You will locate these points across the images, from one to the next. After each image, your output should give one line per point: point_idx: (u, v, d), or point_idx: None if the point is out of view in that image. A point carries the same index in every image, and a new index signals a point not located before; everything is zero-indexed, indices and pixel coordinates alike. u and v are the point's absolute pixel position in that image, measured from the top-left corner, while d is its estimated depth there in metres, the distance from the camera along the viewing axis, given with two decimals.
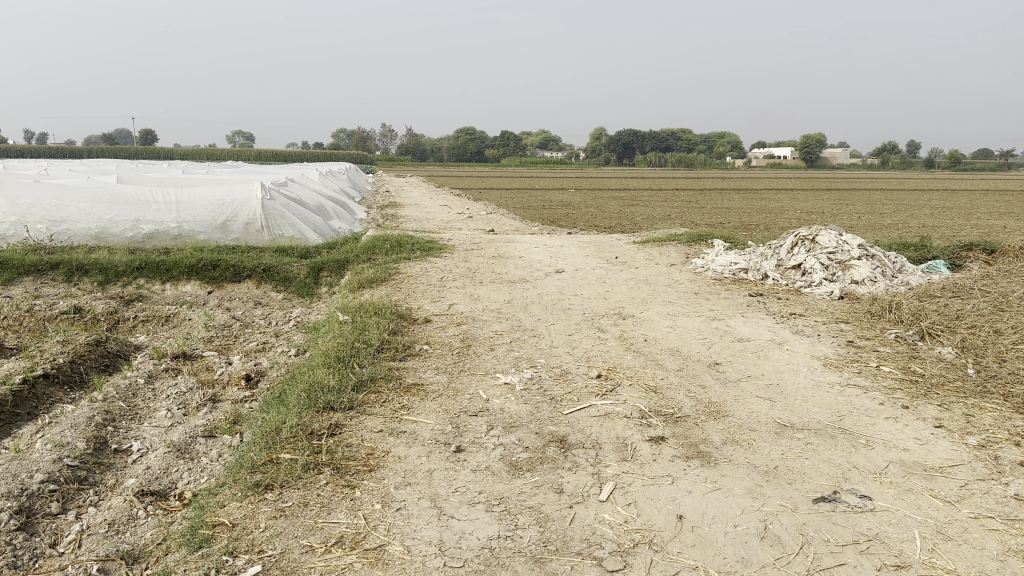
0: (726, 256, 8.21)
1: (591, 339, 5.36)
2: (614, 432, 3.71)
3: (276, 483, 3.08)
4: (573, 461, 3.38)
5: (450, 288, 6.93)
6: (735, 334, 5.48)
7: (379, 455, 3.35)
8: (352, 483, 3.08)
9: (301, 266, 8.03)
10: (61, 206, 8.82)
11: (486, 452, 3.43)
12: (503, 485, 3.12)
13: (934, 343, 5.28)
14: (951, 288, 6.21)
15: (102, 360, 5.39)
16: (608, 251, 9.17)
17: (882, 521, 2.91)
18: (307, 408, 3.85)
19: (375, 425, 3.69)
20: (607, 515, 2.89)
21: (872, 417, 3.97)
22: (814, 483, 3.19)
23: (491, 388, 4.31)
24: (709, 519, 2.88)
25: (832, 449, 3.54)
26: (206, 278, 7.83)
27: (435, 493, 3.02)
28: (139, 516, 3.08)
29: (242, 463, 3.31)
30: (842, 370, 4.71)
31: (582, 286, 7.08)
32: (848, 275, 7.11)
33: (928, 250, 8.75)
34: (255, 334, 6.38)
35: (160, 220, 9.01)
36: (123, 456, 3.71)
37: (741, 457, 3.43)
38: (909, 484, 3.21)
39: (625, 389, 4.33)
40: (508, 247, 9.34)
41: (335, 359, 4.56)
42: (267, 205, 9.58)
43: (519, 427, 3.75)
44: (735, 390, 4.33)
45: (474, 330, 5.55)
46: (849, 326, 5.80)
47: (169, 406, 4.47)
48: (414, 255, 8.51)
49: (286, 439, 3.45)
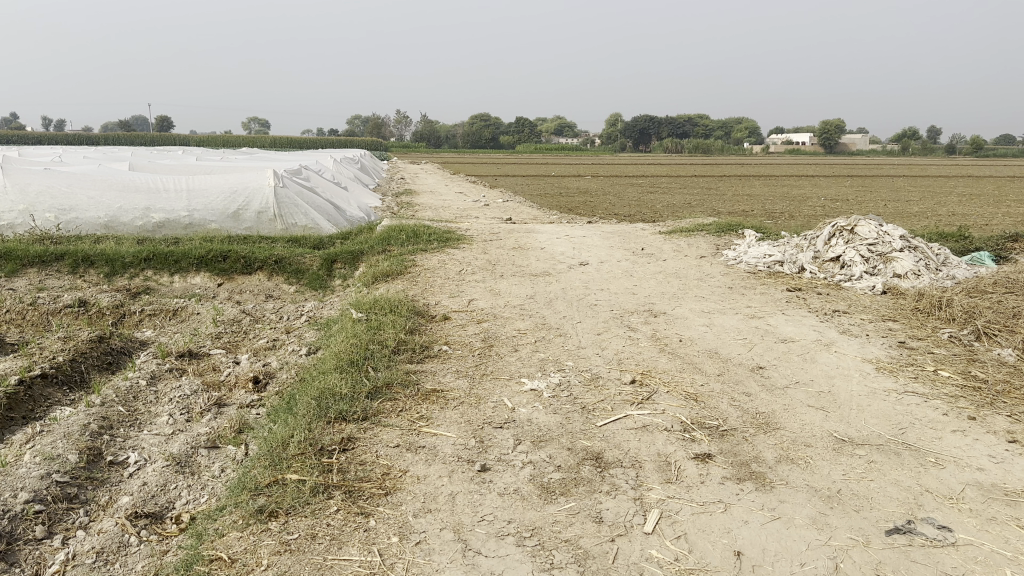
0: (758, 247, 7.78)
1: (621, 338, 5.00)
2: (654, 449, 3.35)
3: (281, 510, 2.78)
4: (611, 483, 3.02)
5: (469, 283, 6.57)
6: (777, 334, 5.08)
7: (396, 475, 3.03)
8: (366, 510, 2.76)
9: (313, 258, 7.71)
10: (70, 194, 8.56)
11: (514, 472, 3.09)
12: (534, 513, 2.78)
13: (992, 345, 4.83)
14: (1006, 280, 5.75)
15: (104, 358, 5.10)
16: (634, 241, 8.79)
17: (968, 559, 2.54)
18: (316, 419, 3.54)
19: (390, 439, 3.36)
20: (655, 552, 2.56)
21: (937, 430, 3.57)
22: (883, 511, 2.83)
23: (517, 395, 3.96)
24: (772, 557, 2.53)
25: (899, 469, 3.16)
26: (215, 270, 7.55)
27: (459, 523, 2.69)
28: (130, 543, 2.85)
29: (244, 483, 3.02)
30: (897, 375, 4.30)
31: (608, 280, 6.71)
32: (890, 268, 6.67)
33: (971, 241, 8.24)
34: (266, 330, 6.07)
35: (170, 208, 8.71)
36: (118, 470, 3.44)
37: (798, 478, 3.06)
38: (992, 511, 2.83)
39: (663, 397, 3.97)
40: (528, 237, 8.98)
41: (348, 362, 4.22)
42: (280, 192, 9.24)
43: (550, 441, 3.40)
44: (784, 399, 3.94)
45: (496, 328, 5.20)
46: (897, 324, 5.38)
47: (172, 410, 4.18)
48: (430, 247, 8.16)
49: (293, 456, 3.14)
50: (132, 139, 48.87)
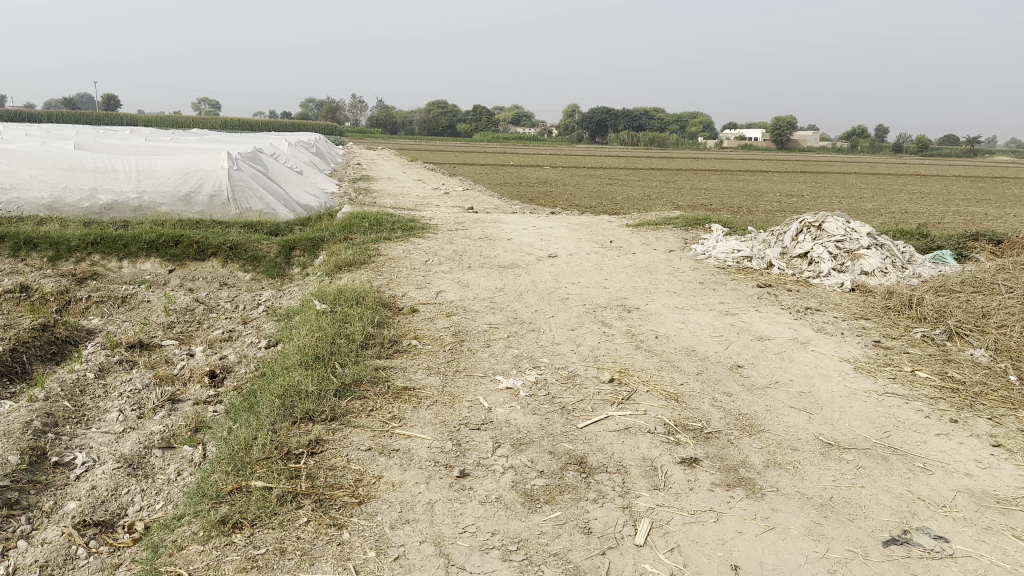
0: (726, 241, 7.74)
1: (597, 334, 4.86)
2: (639, 452, 3.22)
3: (245, 521, 2.57)
4: (597, 491, 2.87)
5: (436, 274, 6.35)
6: (754, 331, 5.01)
7: (369, 482, 2.83)
8: (338, 522, 2.57)
9: (271, 245, 7.36)
10: (11, 172, 8.07)
11: (495, 478, 2.92)
12: (519, 523, 2.62)
13: (964, 345, 4.82)
14: (972, 279, 5.78)
15: (47, 348, 4.75)
16: (602, 233, 8.68)
17: (967, 571, 2.47)
18: (281, 419, 3.31)
19: (362, 442, 3.15)
20: (649, 566, 2.43)
21: (921, 433, 3.52)
22: (878, 520, 2.75)
23: (493, 394, 3.79)
24: (771, 570, 2.42)
25: (889, 475, 3.09)
26: (167, 255, 7.15)
27: (440, 535, 2.51)
28: (79, 555, 2.61)
29: (204, 490, 2.79)
30: (876, 376, 4.25)
31: (579, 273, 6.57)
32: (858, 265, 6.69)
33: (932, 239, 8.33)
34: (221, 320, 5.76)
35: (118, 189, 8.25)
36: (64, 471, 3.17)
37: (789, 484, 2.97)
38: (986, 520, 2.77)
39: (643, 397, 3.84)
40: (494, 227, 8.78)
41: (312, 358, 3.98)
42: (234, 175, 8.77)
43: (530, 444, 3.23)
44: (765, 400, 3.85)
45: (466, 322, 5.00)
46: (870, 323, 5.36)
47: (122, 406, 3.89)
48: (394, 235, 7.89)
49: (257, 460, 2.92)
50: (76, 115, 47.07)
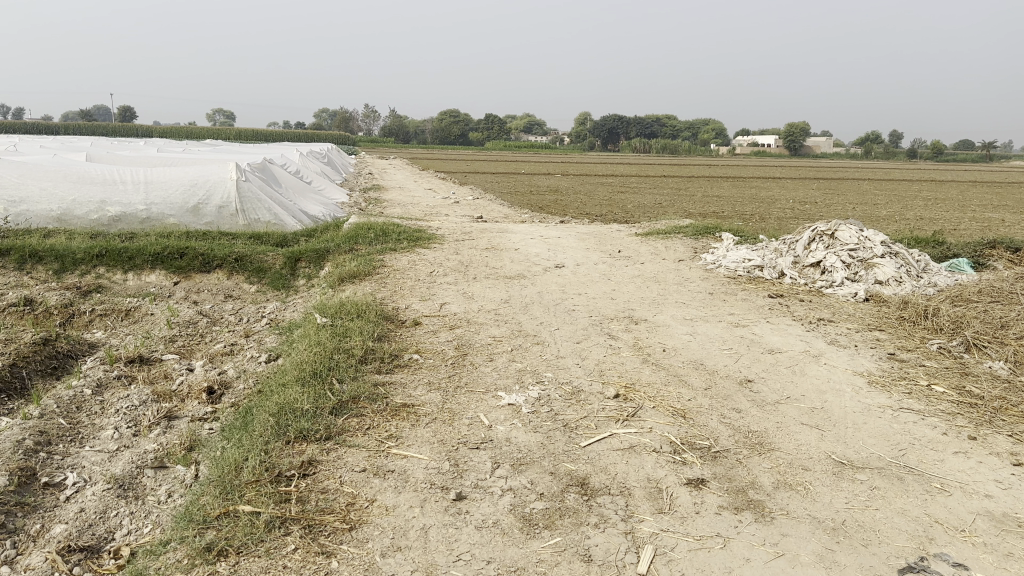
0: (737, 250, 7.60)
1: (602, 347, 4.75)
2: (643, 473, 3.10)
3: (231, 548, 2.48)
4: (599, 514, 2.76)
5: (440, 286, 6.26)
6: (764, 344, 4.88)
7: (362, 506, 2.73)
8: (327, 550, 2.48)
9: (276, 257, 7.31)
10: (20, 185, 8.08)
11: (492, 501, 2.81)
12: (516, 550, 2.51)
13: (982, 357, 4.66)
14: (990, 289, 5.61)
15: (47, 362, 4.70)
16: (611, 243, 8.56)
17: None
18: (274, 439, 3.22)
19: (356, 463, 3.06)
20: None
21: (938, 451, 3.38)
22: (893, 546, 2.61)
23: (494, 410, 3.68)
24: None
25: (904, 497, 2.95)
26: (172, 267, 7.11)
27: (432, 564, 2.41)
28: None
29: (191, 513, 2.70)
30: (891, 391, 4.10)
31: (586, 284, 6.45)
32: (872, 274, 6.53)
33: (948, 247, 8.15)
34: (223, 334, 5.69)
35: (126, 201, 8.23)
36: (54, 493, 3.10)
37: (799, 508, 2.84)
38: (1007, 546, 2.63)
39: (649, 413, 3.72)
40: (501, 237, 8.69)
41: (310, 374, 3.89)
42: (243, 186, 8.74)
43: (530, 464, 3.12)
44: (776, 417, 3.72)
45: (470, 335, 4.90)
46: (884, 334, 5.21)
47: (118, 423, 3.82)
48: (399, 246, 7.82)
49: (247, 483, 2.83)
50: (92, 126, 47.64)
